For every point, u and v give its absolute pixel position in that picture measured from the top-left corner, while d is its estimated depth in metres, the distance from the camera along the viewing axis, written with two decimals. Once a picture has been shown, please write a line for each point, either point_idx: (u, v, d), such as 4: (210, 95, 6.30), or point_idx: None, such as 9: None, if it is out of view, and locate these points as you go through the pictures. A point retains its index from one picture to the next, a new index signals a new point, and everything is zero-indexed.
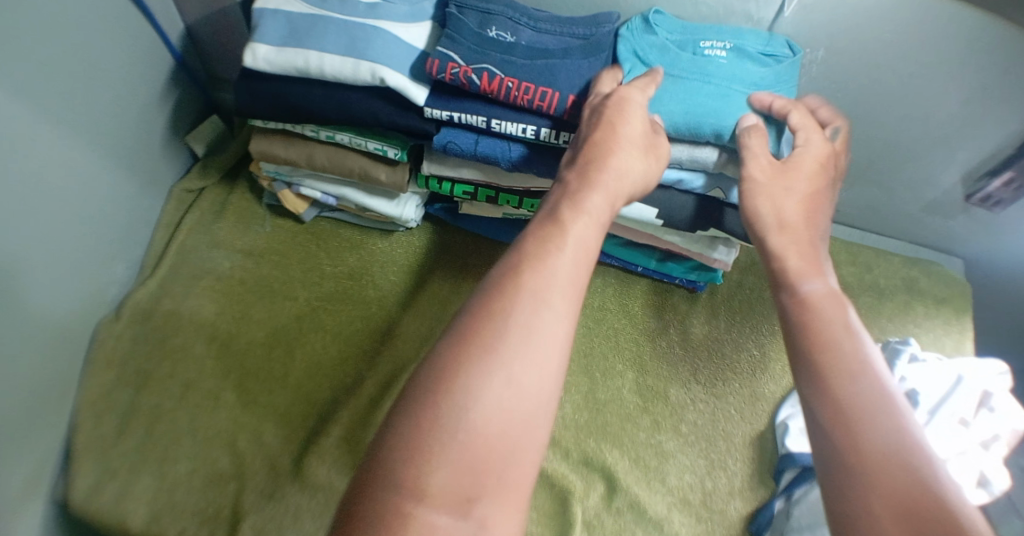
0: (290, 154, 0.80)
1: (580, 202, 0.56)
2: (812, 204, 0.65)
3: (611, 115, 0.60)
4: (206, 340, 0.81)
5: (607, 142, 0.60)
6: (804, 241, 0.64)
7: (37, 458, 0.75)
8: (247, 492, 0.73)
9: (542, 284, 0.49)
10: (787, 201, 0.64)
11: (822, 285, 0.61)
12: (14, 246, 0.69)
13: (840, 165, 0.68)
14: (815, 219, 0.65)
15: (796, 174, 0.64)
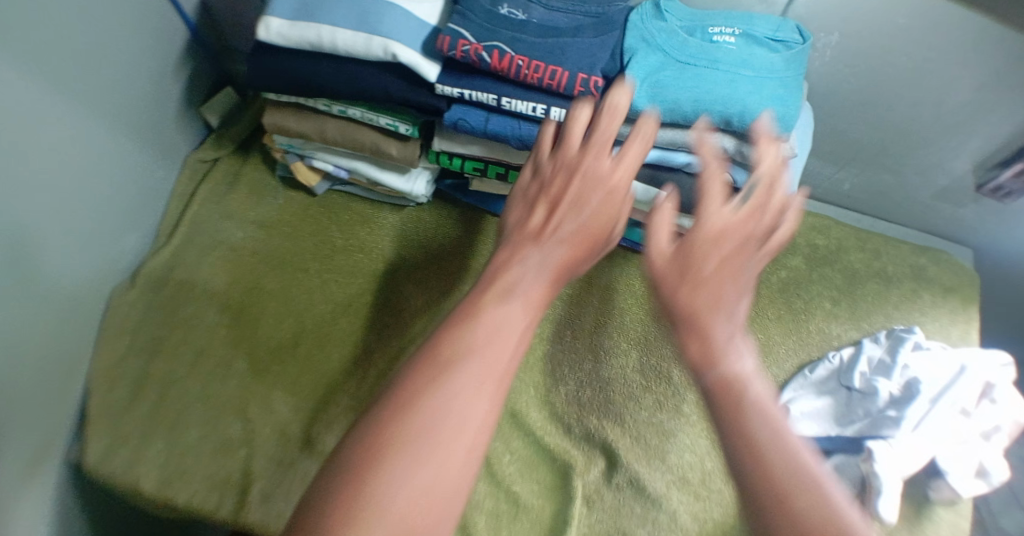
0: (302, 127, 0.81)
1: (533, 286, 0.56)
2: (724, 280, 0.55)
3: (596, 195, 0.60)
4: (218, 310, 0.83)
5: (578, 221, 0.59)
6: (714, 326, 0.53)
7: (54, 418, 0.77)
8: (258, 457, 0.75)
9: (464, 360, 0.49)
10: (691, 284, 0.54)
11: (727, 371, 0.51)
12: (32, 213, 0.71)
13: (759, 233, 0.58)
14: (729, 302, 0.55)
15: (698, 255, 0.55)
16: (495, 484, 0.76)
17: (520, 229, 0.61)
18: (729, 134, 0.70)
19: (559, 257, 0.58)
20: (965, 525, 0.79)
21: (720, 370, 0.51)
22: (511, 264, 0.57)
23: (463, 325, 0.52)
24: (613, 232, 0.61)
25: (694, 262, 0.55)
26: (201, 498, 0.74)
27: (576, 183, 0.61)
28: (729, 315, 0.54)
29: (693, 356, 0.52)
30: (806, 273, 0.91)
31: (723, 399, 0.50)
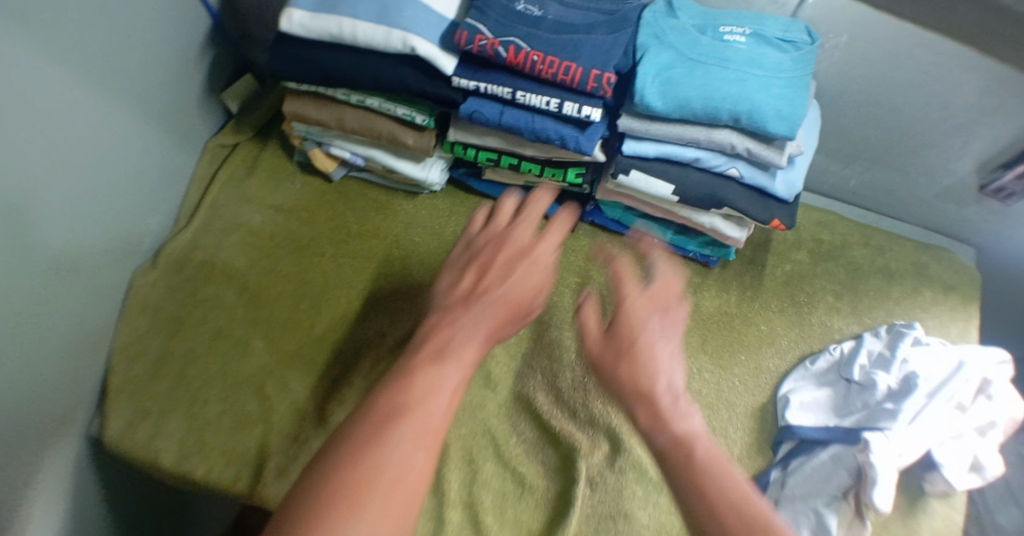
0: (321, 115, 0.83)
1: (461, 356, 0.52)
2: (653, 352, 0.54)
3: (517, 271, 0.58)
4: (237, 291, 0.85)
5: (505, 291, 0.57)
6: (655, 396, 0.52)
7: (78, 391, 0.80)
8: (274, 433, 0.78)
9: (401, 422, 0.47)
10: (629, 368, 0.53)
11: (676, 434, 0.50)
12: (63, 195, 0.73)
13: (669, 301, 0.58)
14: (668, 367, 0.54)
15: (630, 335, 0.55)
16: (502, 465, 0.79)
17: (445, 302, 0.57)
18: (735, 129, 0.73)
19: (490, 326, 0.55)
20: (958, 517, 0.81)
21: (671, 431, 0.51)
22: (437, 334, 0.54)
23: (400, 383, 0.49)
24: (535, 310, 0.58)
25: (623, 346, 0.54)
26: (218, 472, 0.77)
27: (502, 257, 0.59)
28: (670, 384, 0.53)
29: (640, 424, 0.52)
30: (810, 267, 0.93)
31: (674, 463, 0.49)
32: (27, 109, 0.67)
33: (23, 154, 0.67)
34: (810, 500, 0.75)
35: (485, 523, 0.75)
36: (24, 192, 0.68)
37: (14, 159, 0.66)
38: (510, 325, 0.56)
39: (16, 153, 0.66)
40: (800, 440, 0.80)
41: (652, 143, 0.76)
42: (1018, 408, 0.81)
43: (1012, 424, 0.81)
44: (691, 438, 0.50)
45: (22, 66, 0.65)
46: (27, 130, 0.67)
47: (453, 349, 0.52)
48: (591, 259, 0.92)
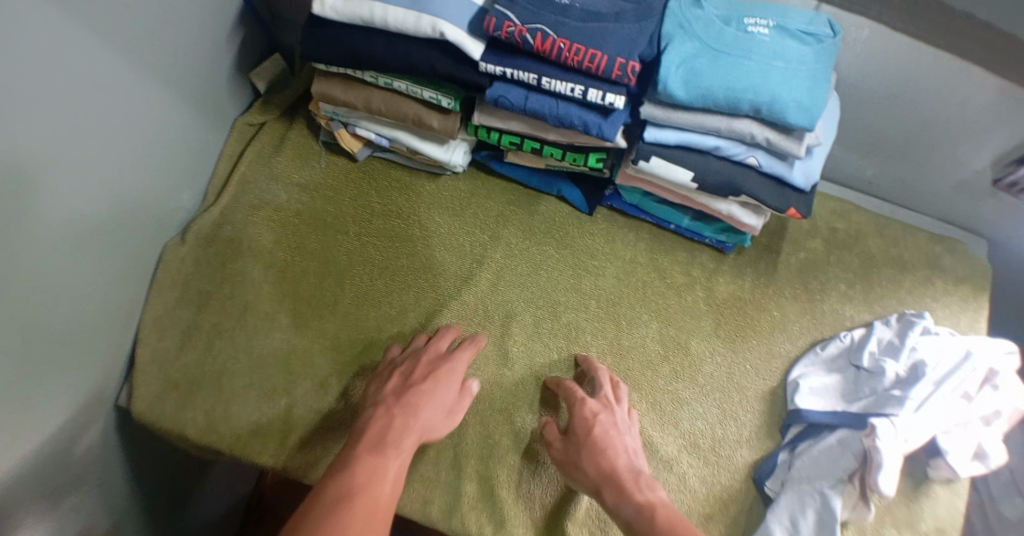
0: (348, 97, 0.84)
1: (397, 443, 0.71)
2: (607, 444, 0.75)
3: (435, 378, 0.78)
4: (263, 267, 0.88)
5: (428, 389, 0.77)
6: (616, 473, 0.72)
7: (111, 362, 0.83)
8: (298, 405, 0.81)
9: (347, 508, 0.64)
10: (587, 457, 0.74)
11: (637, 502, 0.69)
12: (102, 175, 0.76)
13: (619, 399, 0.81)
14: (623, 449, 0.75)
15: (586, 429, 0.76)
16: (519, 441, 0.81)
17: (379, 396, 0.76)
18: (755, 120, 0.74)
19: (416, 423, 0.74)
20: (960, 503, 0.84)
21: (633, 501, 0.69)
22: (374, 430, 0.72)
23: (352, 474, 0.67)
24: (454, 409, 0.78)
25: (584, 442, 0.75)
26: (244, 442, 0.79)
27: (421, 369, 0.79)
28: (626, 462, 0.74)
29: (610, 500, 0.70)
30: (824, 255, 0.94)
31: (640, 525, 0.67)
32: (70, 90, 0.69)
33: (66, 134, 0.70)
34: (818, 482, 0.77)
35: (500, 494, 0.79)
36: (66, 171, 0.71)
37: (58, 137, 0.69)
38: (434, 426, 0.75)
39: (60, 132, 0.69)
40: (808, 423, 0.82)
41: (674, 130, 0.77)
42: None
43: (1018, 413, 0.83)
44: (650, 505, 0.68)
45: (66, 48, 0.67)
46: (70, 110, 0.70)
47: (389, 448, 0.71)
48: (607, 241, 0.92)
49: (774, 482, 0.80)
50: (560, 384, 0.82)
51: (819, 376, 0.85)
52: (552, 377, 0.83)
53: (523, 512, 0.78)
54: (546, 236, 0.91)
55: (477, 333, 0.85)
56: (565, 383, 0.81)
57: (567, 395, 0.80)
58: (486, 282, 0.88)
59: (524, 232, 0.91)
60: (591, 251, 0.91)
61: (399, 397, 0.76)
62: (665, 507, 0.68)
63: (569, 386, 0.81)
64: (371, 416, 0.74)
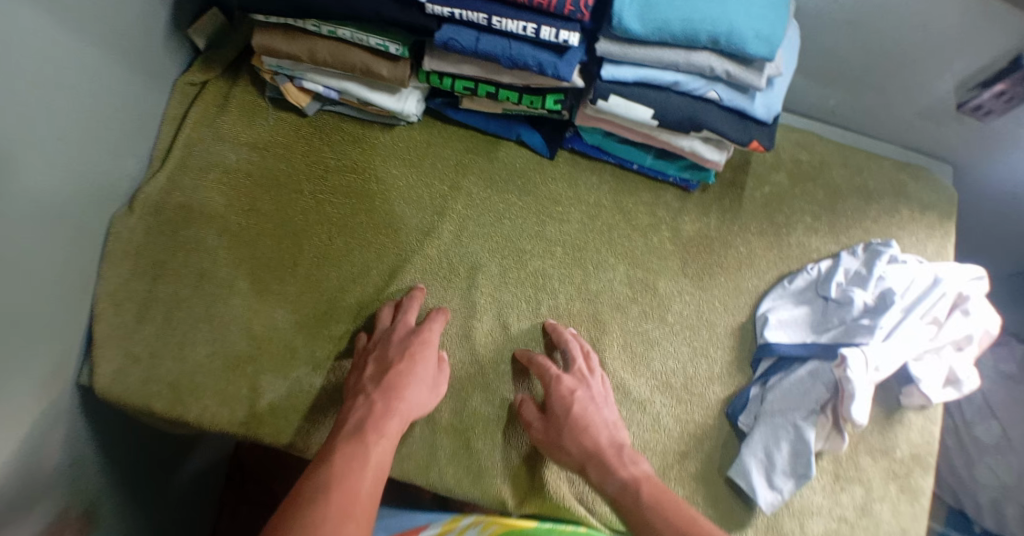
0: (291, 49, 0.81)
1: (379, 428, 0.70)
2: (587, 422, 0.75)
3: (411, 357, 0.76)
4: (217, 233, 0.85)
5: (405, 370, 0.75)
6: (600, 450, 0.73)
7: (68, 341, 0.80)
8: (265, 372, 0.80)
9: (332, 498, 0.61)
10: (568, 438, 0.74)
11: (621, 480, 0.70)
12: (40, 148, 0.72)
13: (594, 369, 0.80)
14: (603, 424, 0.75)
15: (564, 406, 0.76)
16: (491, 392, 0.81)
17: (358, 385, 0.75)
18: (713, 52, 0.72)
19: (398, 408, 0.72)
20: (935, 429, 0.85)
21: (617, 479, 0.70)
22: (355, 419, 0.71)
23: (337, 465, 0.65)
24: (433, 391, 0.77)
25: (564, 422, 0.75)
26: (211, 413, 0.78)
27: (394, 349, 0.77)
28: (608, 437, 0.74)
29: (595, 477, 0.72)
30: (789, 188, 0.93)
31: (627, 501, 0.68)
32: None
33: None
34: (789, 416, 0.78)
35: (476, 447, 0.79)
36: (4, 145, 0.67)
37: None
38: (416, 407, 0.74)
39: None
40: (779, 356, 0.82)
41: (631, 66, 0.74)
42: (991, 320, 0.83)
43: (986, 335, 0.83)
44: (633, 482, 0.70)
45: None
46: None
47: (374, 434, 0.69)
48: (571, 186, 0.90)
49: (746, 418, 0.81)
50: (530, 357, 0.80)
51: (788, 309, 0.84)
52: (520, 349, 0.82)
53: (500, 462, 0.78)
54: (508, 183, 0.89)
55: (439, 306, 0.83)
56: (537, 358, 0.80)
57: (539, 371, 0.79)
58: (449, 234, 0.86)
59: (485, 179, 0.89)
60: (554, 197, 0.89)
61: (379, 386, 0.74)
62: (649, 484, 0.70)
63: (543, 361, 0.79)
64: (353, 408, 0.72)
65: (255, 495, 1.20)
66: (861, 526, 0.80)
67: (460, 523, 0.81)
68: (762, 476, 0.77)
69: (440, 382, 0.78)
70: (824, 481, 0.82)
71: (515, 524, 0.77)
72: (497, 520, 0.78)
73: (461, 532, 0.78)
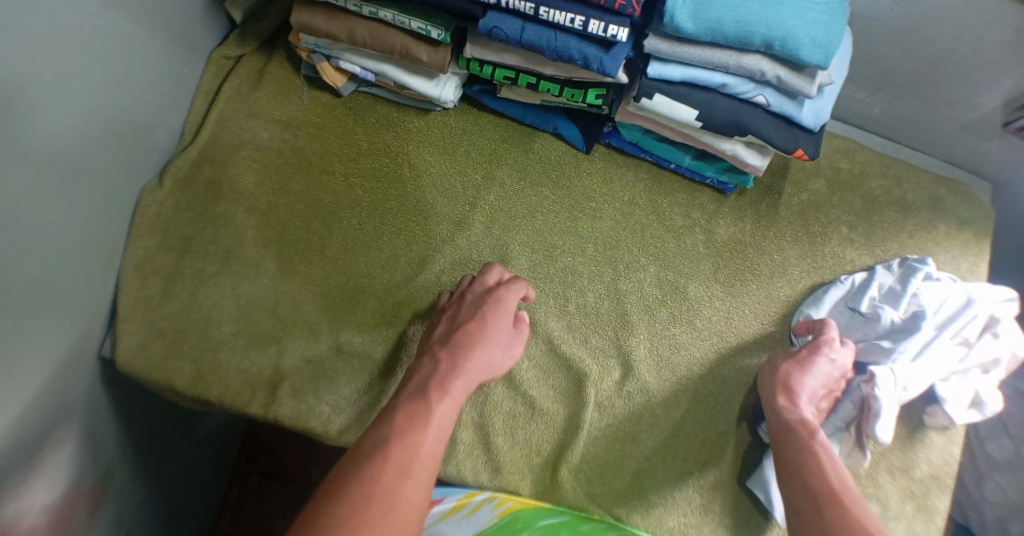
0: (331, 28, 0.79)
1: (445, 386, 0.71)
2: (817, 370, 0.76)
3: (494, 319, 0.76)
4: (247, 210, 0.84)
5: (477, 328, 0.75)
6: (800, 390, 0.75)
7: (92, 312, 0.79)
8: (288, 354, 0.79)
9: (395, 455, 0.63)
10: (790, 366, 0.77)
11: (805, 421, 0.73)
12: (72, 114, 0.71)
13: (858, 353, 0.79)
14: (823, 376, 0.76)
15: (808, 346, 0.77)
16: (514, 388, 0.80)
17: (426, 345, 0.76)
18: (766, 55, 0.70)
19: (465, 366, 0.73)
20: (955, 450, 0.84)
21: (799, 416, 0.74)
22: (421, 376, 0.72)
23: (398, 424, 0.66)
24: (512, 354, 0.77)
25: (797, 356, 0.77)
26: (233, 392, 0.78)
27: (466, 308, 0.77)
28: (813, 388, 0.75)
29: (776, 404, 0.76)
30: (826, 197, 0.91)
31: (792, 435, 0.72)
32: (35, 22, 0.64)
33: (35, 71, 0.65)
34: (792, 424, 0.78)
35: (496, 443, 0.78)
36: (39, 110, 0.67)
37: (22, 75, 0.64)
38: (491, 366, 0.75)
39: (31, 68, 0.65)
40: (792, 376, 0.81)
41: (678, 65, 0.72)
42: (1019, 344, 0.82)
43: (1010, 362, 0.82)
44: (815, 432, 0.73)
45: None
46: (36, 43, 0.65)
47: (442, 395, 0.70)
48: (605, 182, 0.88)
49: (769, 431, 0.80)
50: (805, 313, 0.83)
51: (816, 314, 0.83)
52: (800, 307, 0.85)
53: (518, 459, 0.78)
54: (541, 176, 0.88)
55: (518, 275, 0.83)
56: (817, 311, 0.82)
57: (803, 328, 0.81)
58: (480, 225, 0.85)
59: (517, 171, 0.88)
60: (587, 192, 0.88)
61: (452, 346, 0.74)
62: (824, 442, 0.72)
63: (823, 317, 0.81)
64: (425, 363, 0.74)
65: (268, 467, 1.20)
66: None
67: (474, 497, 0.78)
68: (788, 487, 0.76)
69: (518, 337, 0.78)
70: None
71: (532, 502, 0.77)
72: (512, 496, 0.77)
73: (474, 509, 0.76)
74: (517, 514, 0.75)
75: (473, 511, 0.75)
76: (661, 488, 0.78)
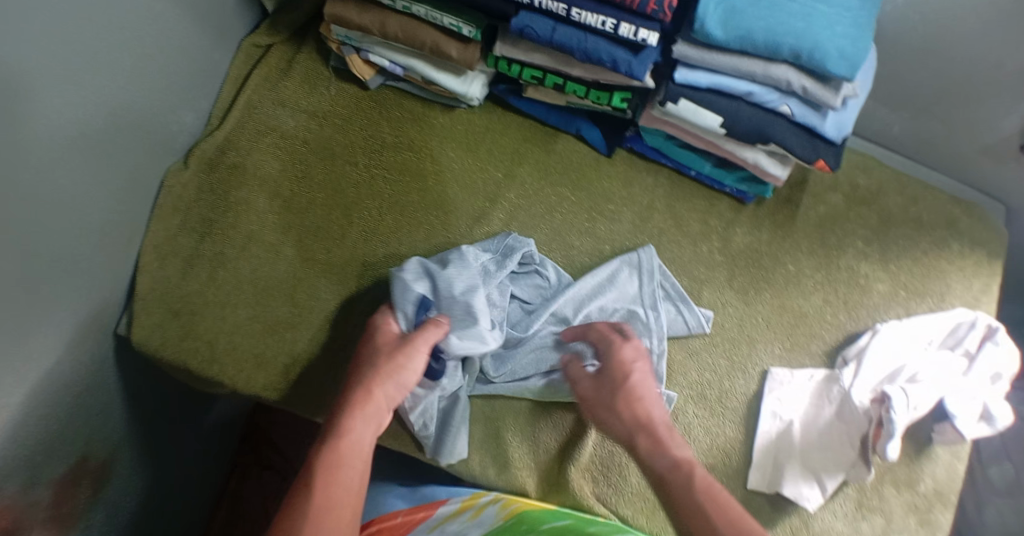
0: (362, 20, 0.80)
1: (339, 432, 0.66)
2: (640, 393, 0.72)
3: (373, 350, 0.72)
4: (268, 196, 0.85)
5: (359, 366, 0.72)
6: (649, 424, 0.70)
7: (112, 289, 0.80)
8: (302, 342, 0.80)
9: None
10: (620, 408, 0.71)
11: (670, 460, 0.66)
12: (102, 92, 0.72)
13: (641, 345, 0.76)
14: (653, 395, 0.73)
15: (620, 377, 0.73)
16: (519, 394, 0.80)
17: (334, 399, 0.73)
18: (792, 66, 0.71)
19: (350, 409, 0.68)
20: (960, 466, 0.84)
21: (669, 456, 0.66)
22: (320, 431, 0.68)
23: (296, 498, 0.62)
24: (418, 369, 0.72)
25: (617, 388, 0.72)
26: (247, 376, 0.78)
27: (361, 348, 0.74)
28: (661, 409, 0.72)
29: (643, 450, 0.68)
30: (842, 210, 0.91)
31: (673, 481, 0.64)
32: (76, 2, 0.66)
33: (69, 48, 0.66)
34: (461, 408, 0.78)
35: (505, 439, 0.79)
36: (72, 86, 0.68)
37: (57, 51, 0.65)
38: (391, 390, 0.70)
39: (66, 45, 0.66)
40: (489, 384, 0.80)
41: (706, 72, 0.74)
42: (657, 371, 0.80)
43: None
44: (688, 465, 0.65)
45: None
46: (73, 20, 0.66)
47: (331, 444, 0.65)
48: (624, 185, 0.89)
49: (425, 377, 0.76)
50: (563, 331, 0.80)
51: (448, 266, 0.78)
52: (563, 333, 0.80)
53: (526, 456, 0.79)
54: (562, 177, 0.89)
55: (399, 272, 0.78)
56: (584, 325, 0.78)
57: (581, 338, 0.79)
58: (499, 222, 0.86)
59: (539, 171, 0.89)
60: (607, 195, 0.89)
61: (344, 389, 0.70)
62: (699, 477, 0.64)
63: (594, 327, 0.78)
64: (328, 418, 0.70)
65: (272, 457, 1.21)
66: None
67: (479, 499, 0.77)
68: (787, 492, 0.77)
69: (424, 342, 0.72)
70: (846, 507, 0.80)
71: (537, 504, 0.76)
72: (518, 498, 0.77)
73: (479, 509, 0.75)
74: (522, 515, 0.72)
75: (478, 512, 0.74)
76: None
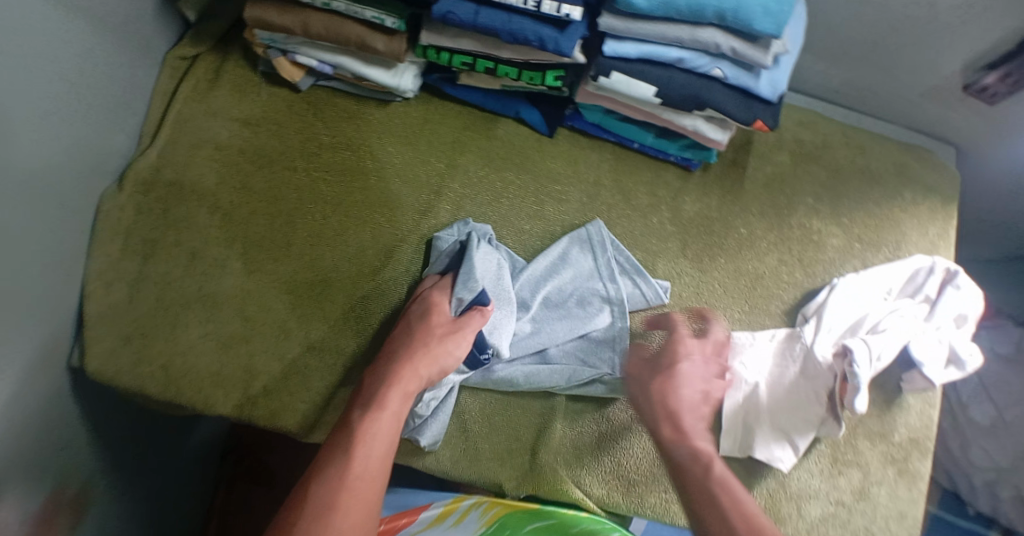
0: (284, 21, 0.79)
1: (382, 403, 0.70)
2: (680, 380, 0.73)
3: (422, 327, 0.76)
4: (209, 210, 0.83)
5: (405, 340, 0.75)
6: (679, 411, 0.71)
7: (58, 321, 0.78)
8: (257, 354, 0.79)
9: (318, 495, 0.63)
10: (655, 388, 0.73)
11: (689, 450, 0.68)
12: (27, 120, 0.70)
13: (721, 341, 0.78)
14: (694, 385, 0.74)
15: (668, 364, 0.74)
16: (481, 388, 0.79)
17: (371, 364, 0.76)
18: (718, 28, 0.70)
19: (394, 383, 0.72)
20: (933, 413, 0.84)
21: (687, 446, 0.68)
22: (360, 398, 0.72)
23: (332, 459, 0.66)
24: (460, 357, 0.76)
25: (664, 369, 0.74)
26: (206, 395, 0.77)
27: (407, 321, 0.77)
28: (693, 399, 0.73)
29: (664, 435, 0.70)
30: (790, 169, 0.91)
31: (689, 470, 0.66)
32: None
33: None
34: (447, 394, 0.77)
35: (472, 431, 0.78)
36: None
37: None
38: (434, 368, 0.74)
39: None
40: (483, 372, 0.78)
41: (634, 42, 0.73)
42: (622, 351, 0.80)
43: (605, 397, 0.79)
44: (706, 458, 0.67)
45: None
46: None
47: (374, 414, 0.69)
48: (570, 164, 0.88)
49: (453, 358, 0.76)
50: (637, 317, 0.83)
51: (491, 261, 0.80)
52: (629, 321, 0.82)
53: (495, 448, 0.78)
54: (505, 162, 0.88)
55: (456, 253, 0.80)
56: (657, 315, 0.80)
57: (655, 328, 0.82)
58: (446, 213, 0.85)
59: (482, 158, 0.88)
60: (553, 175, 0.88)
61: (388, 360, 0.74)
62: (717, 470, 0.66)
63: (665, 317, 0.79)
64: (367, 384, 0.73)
65: (252, 474, 1.19)
66: (858, 509, 0.79)
67: (462, 503, 0.81)
68: (759, 455, 0.77)
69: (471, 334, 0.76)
70: (822, 464, 0.80)
71: (517, 505, 0.79)
72: (498, 500, 0.80)
73: (462, 515, 0.79)
74: (504, 518, 0.77)
75: (461, 517, 0.79)
76: (640, 466, 0.77)
